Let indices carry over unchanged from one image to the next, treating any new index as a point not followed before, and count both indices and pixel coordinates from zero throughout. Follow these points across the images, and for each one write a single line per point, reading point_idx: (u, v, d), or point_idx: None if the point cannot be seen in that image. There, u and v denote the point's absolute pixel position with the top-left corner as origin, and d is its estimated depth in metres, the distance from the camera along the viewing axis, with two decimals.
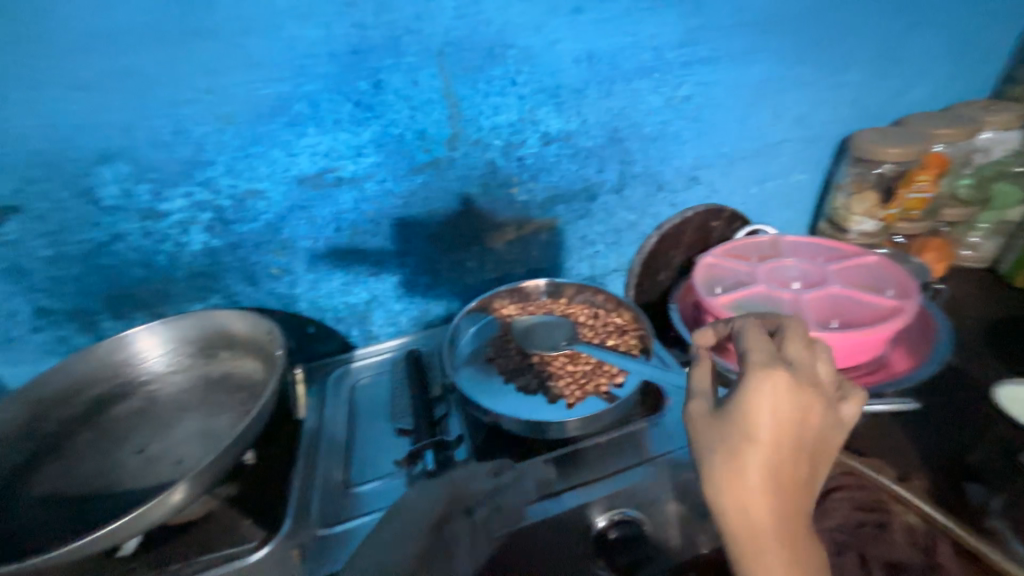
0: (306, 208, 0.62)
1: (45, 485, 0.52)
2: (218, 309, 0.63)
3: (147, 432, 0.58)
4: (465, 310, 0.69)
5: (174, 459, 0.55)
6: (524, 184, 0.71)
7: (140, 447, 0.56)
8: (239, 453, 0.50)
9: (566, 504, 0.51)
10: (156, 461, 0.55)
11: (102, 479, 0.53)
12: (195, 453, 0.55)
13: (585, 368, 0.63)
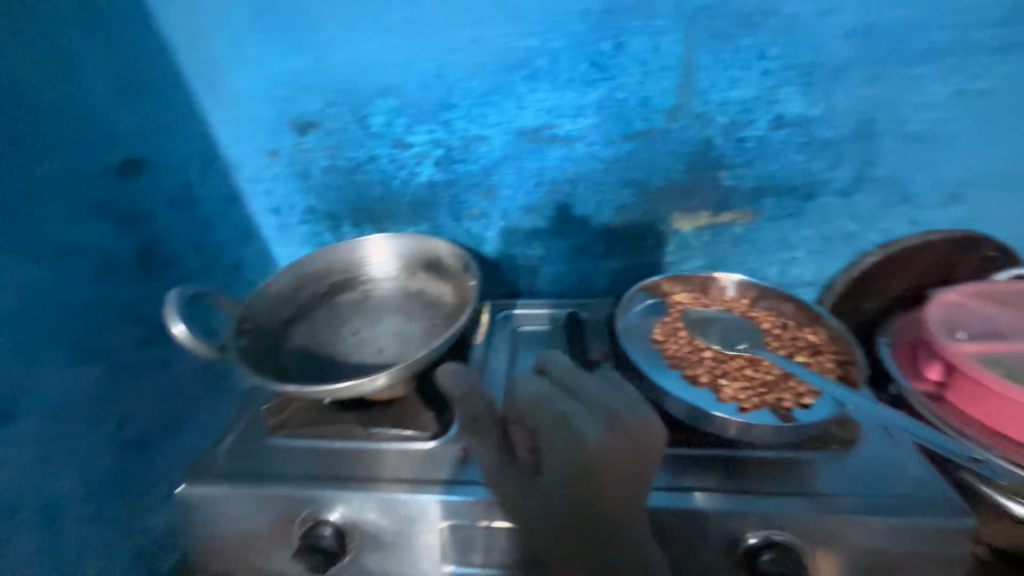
0: (518, 159, 0.67)
1: (295, 340, 0.65)
2: (435, 238, 0.73)
3: (356, 321, 0.69)
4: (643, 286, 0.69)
5: (375, 347, 0.65)
6: (735, 169, 0.66)
7: (351, 331, 0.68)
8: (431, 359, 0.59)
9: (708, 498, 0.47)
10: (362, 344, 0.66)
11: (330, 349, 0.65)
12: (390, 347, 0.65)
13: (766, 376, 0.55)
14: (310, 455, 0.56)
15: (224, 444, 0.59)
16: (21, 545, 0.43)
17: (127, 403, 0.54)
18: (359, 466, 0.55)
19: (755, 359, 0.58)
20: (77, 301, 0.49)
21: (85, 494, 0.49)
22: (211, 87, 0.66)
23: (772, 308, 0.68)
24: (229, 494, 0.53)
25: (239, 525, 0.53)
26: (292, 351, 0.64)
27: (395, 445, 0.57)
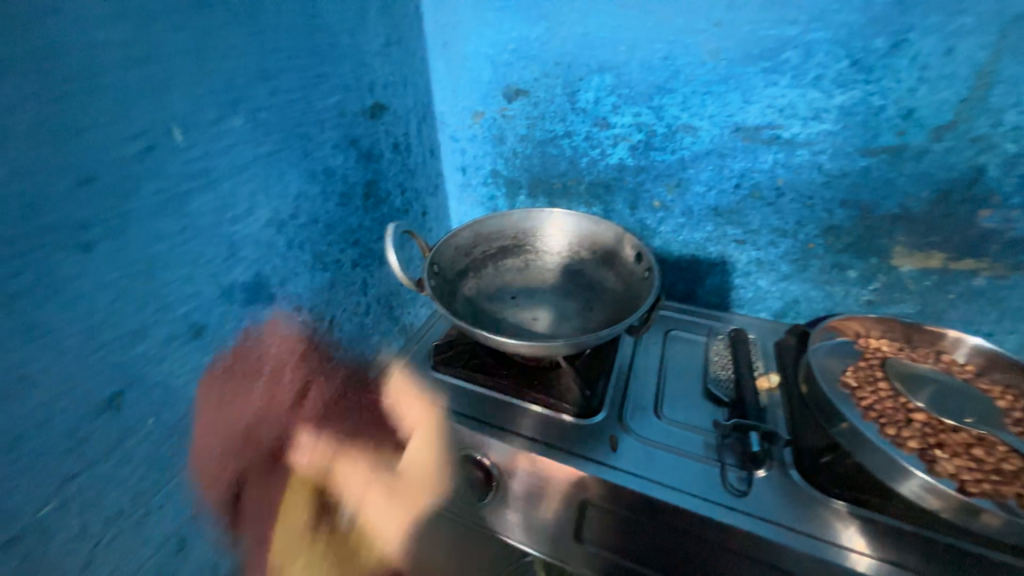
0: (723, 155, 0.64)
1: (468, 292, 0.70)
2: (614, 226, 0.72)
3: (519, 287, 0.72)
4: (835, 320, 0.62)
5: (532, 315, 0.68)
6: (1007, 209, 0.54)
7: (513, 295, 0.71)
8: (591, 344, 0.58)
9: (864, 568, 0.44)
10: (521, 310, 0.69)
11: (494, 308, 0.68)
12: (547, 319, 0.67)
13: (1001, 464, 0.46)
14: (463, 396, 0.61)
15: (394, 366, 0.66)
16: (257, 400, 0.54)
17: (335, 309, 0.63)
18: (510, 418, 0.57)
19: (986, 439, 0.48)
20: (326, 215, 0.58)
21: (297, 375, 0.59)
22: (443, 46, 0.71)
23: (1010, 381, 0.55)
24: (396, 410, 0.60)
25: (400, 437, 0.61)
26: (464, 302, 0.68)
27: (545, 412, 0.58)
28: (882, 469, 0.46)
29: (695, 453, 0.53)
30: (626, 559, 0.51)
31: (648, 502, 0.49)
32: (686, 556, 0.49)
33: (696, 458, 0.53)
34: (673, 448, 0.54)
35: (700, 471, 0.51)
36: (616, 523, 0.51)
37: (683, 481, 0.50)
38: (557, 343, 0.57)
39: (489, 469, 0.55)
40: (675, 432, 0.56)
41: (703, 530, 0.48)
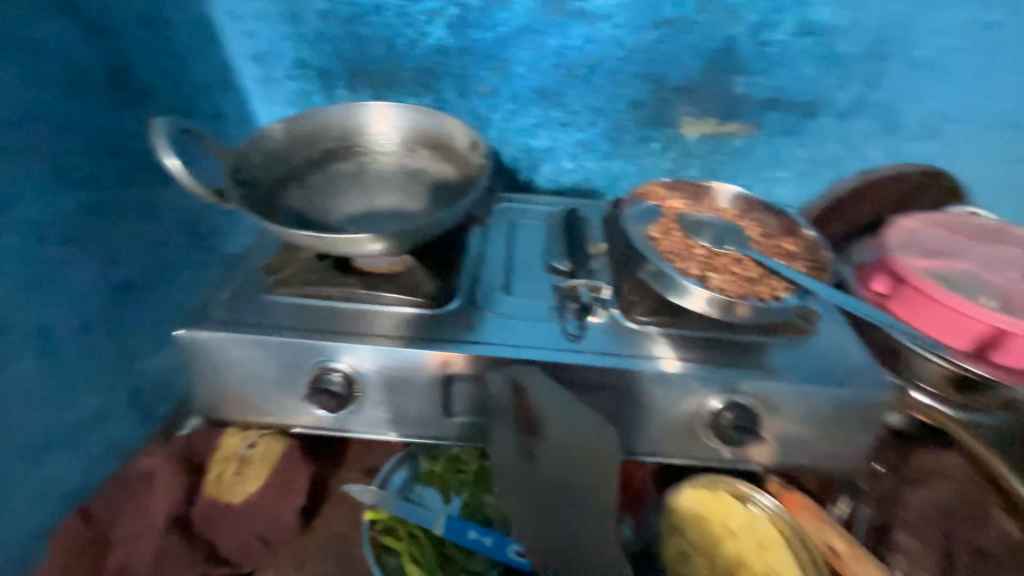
0: (538, 33, 0.65)
1: (294, 201, 0.61)
2: (445, 118, 0.69)
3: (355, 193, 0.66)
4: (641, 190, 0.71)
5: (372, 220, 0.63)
6: (750, 75, 0.67)
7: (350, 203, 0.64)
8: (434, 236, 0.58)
9: (667, 365, 0.55)
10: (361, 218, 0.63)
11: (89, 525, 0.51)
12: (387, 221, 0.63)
13: (749, 275, 0.61)
14: (307, 311, 0.56)
15: (217, 296, 0.57)
16: None
17: (109, 237, 0.52)
18: (364, 324, 0.56)
19: (740, 261, 0.63)
20: None
21: None
22: None
23: (755, 214, 0.72)
24: (226, 341, 0.52)
25: (240, 370, 0.54)
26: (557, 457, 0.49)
27: (404, 313, 0.58)
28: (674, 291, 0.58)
29: (539, 316, 0.60)
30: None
31: (506, 363, 0.54)
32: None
33: (541, 321, 0.59)
34: (522, 318, 0.59)
35: (545, 329, 0.58)
36: (477, 390, 0.56)
37: (533, 340, 0.56)
38: (400, 236, 0.54)
39: (351, 379, 0.54)
40: (522, 302, 0.62)
41: (555, 374, 0.55)
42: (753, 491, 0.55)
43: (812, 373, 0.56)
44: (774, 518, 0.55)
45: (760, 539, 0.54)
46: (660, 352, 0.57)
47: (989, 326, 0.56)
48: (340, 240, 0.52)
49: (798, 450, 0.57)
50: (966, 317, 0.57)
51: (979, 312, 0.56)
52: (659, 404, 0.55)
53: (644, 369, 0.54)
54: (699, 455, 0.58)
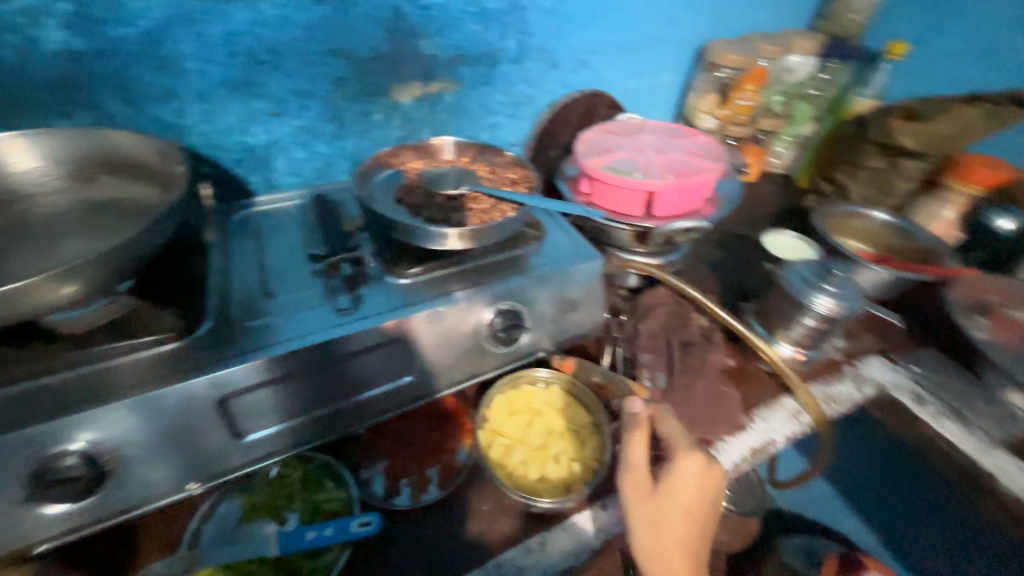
0: (191, 21, 0.60)
1: None
2: (112, 132, 0.59)
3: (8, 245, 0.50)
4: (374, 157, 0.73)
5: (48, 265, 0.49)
6: (430, 38, 0.75)
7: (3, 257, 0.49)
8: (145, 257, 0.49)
9: (439, 301, 0.61)
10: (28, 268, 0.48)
11: None
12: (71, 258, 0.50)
13: (483, 207, 0.71)
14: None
15: None
16: None
17: None
18: (93, 389, 0.47)
19: (474, 198, 0.73)
20: None
21: None
22: None
23: (477, 155, 0.81)
24: None
25: None
26: (697, 493, 0.56)
27: (141, 356, 0.50)
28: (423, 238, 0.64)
29: (309, 302, 0.59)
30: (308, 412, 0.56)
31: (286, 357, 0.52)
32: (347, 373, 0.57)
33: (312, 306, 0.59)
34: (290, 311, 0.58)
35: (318, 312, 0.58)
36: (269, 394, 0.54)
37: (308, 327, 0.56)
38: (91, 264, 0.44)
39: (98, 454, 0.46)
40: (288, 296, 0.60)
41: (339, 349, 0.55)
42: (538, 372, 0.70)
43: (549, 265, 0.70)
44: (560, 383, 0.69)
45: (556, 404, 0.68)
46: (431, 293, 0.62)
47: (644, 192, 0.77)
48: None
49: (564, 327, 0.72)
50: (631, 190, 0.78)
51: (636, 184, 0.76)
52: (445, 336, 0.62)
53: (421, 311, 0.59)
54: (495, 364, 0.67)
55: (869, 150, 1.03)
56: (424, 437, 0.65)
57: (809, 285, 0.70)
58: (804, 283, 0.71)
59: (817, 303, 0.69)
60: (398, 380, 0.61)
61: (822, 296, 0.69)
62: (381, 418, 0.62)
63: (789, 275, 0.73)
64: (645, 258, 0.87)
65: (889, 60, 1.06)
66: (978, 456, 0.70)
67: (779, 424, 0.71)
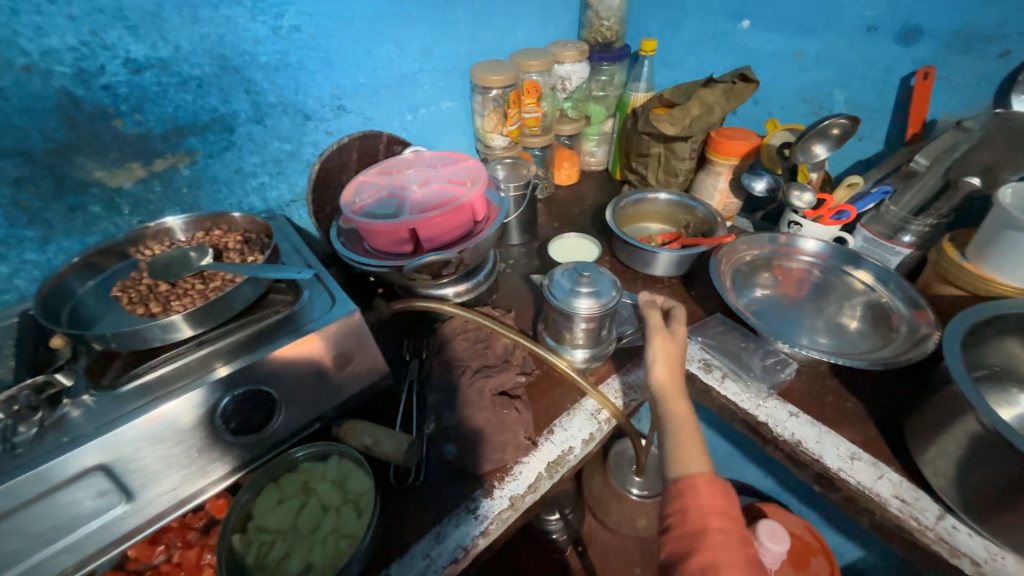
0: None
1: None
2: None
3: None
4: (70, 261, 0.63)
5: None
6: (128, 117, 0.69)
7: None
8: None
9: (158, 405, 0.55)
10: None
11: None
12: None
13: (215, 283, 0.67)
14: None
15: None
16: None
17: None
18: None
19: (208, 277, 0.68)
20: None
21: None
22: None
23: (227, 226, 0.76)
24: None
25: None
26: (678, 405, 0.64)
27: None
28: (117, 339, 0.57)
29: None
30: None
31: None
32: (38, 518, 0.50)
33: None
34: None
35: None
36: None
37: None
38: None
39: None
40: None
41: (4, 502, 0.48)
42: (312, 447, 0.64)
43: (300, 328, 0.66)
44: (337, 453, 0.64)
45: (331, 477, 0.63)
46: (155, 395, 0.57)
47: (401, 231, 0.76)
48: None
49: (336, 389, 0.69)
50: (388, 233, 0.76)
51: (389, 226, 0.75)
52: (167, 444, 0.56)
53: (132, 421, 0.54)
54: (250, 454, 0.63)
55: (646, 140, 1.10)
56: (180, 557, 0.59)
57: (568, 289, 0.72)
58: (564, 292, 0.71)
59: (579, 306, 0.70)
60: (115, 510, 0.55)
61: (580, 298, 0.70)
62: (116, 550, 0.56)
63: (552, 286, 0.74)
64: (450, 289, 0.88)
65: (647, 56, 1.13)
66: (754, 409, 0.74)
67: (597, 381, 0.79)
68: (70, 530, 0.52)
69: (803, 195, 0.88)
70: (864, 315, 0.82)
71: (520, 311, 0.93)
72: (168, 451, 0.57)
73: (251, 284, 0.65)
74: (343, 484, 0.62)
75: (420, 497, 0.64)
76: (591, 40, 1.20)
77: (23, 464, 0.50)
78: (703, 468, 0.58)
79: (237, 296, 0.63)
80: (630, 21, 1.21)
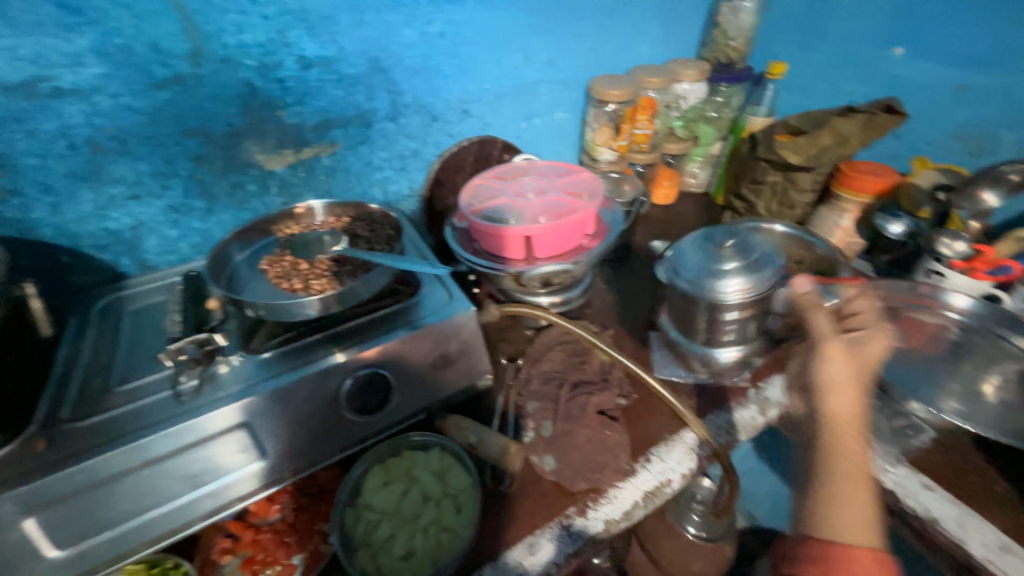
0: (21, 121, 0.60)
1: None
2: None
3: None
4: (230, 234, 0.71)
5: None
6: (291, 108, 0.76)
7: None
8: None
9: (295, 374, 0.61)
10: None
11: None
12: None
13: (348, 267, 0.72)
14: None
15: None
16: None
17: None
18: None
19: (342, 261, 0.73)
20: None
21: None
22: None
23: (357, 215, 0.81)
24: None
25: None
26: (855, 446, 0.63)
27: None
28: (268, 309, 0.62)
29: (157, 389, 0.59)
30: (149, 509, 0.54)
31: (123, 452, 0.52)
32: (190, 460, 0.55)
33: (159, 393, 0.58)
34: (134, 402, 0.57)
35: (159, 402, 0.57)
36: (98, 497, 0.51)
37: (144, 420, 0.55)
38: None
39: None
40: (134, 389, 0.59)
41: (169, 442, 0.54)
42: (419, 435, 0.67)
43: (419, 320, 0.69)
44: (439, 445, 0.67)
45: (433, 468, 0.65)
46: (292, 364, 0.62)
47: (518, 237, 0.78)
48: None
49: (444, 383, 0.70)
50: (505, 237, 0.78)
51: (508, 231, 0.77)
52: (296, 412, 0.61)
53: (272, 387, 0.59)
54: (365, 433, 0.65)
55: (764, 167, 1.04)
56: (293, 518, 0.63)
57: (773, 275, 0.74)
58: (700, 268, 0.76)
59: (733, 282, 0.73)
60: (250, 465, 0.58)
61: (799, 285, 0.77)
62: (244, 503, 0.59)
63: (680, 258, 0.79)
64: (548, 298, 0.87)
65: (773, 80, 1.08)
66: (878, 473, 0.67)
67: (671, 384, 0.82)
68: (213, 476, 0.56)
69: (953, 244, 0.80)
70: (1019, 387, 0.72)
71: (615, 329, 0.91)
72: (296, 419, 0.61)
73: (382, 273, 0.69)
74: (445, 475, 0.64)
75: (514, 501, 0.64)
76: (712, 60, 1.16)
77: (185, 411, 0.56)
78: (862, 520, 0.57)
79: (369, 282, 0.67)
80: (756, 43, 1.15)
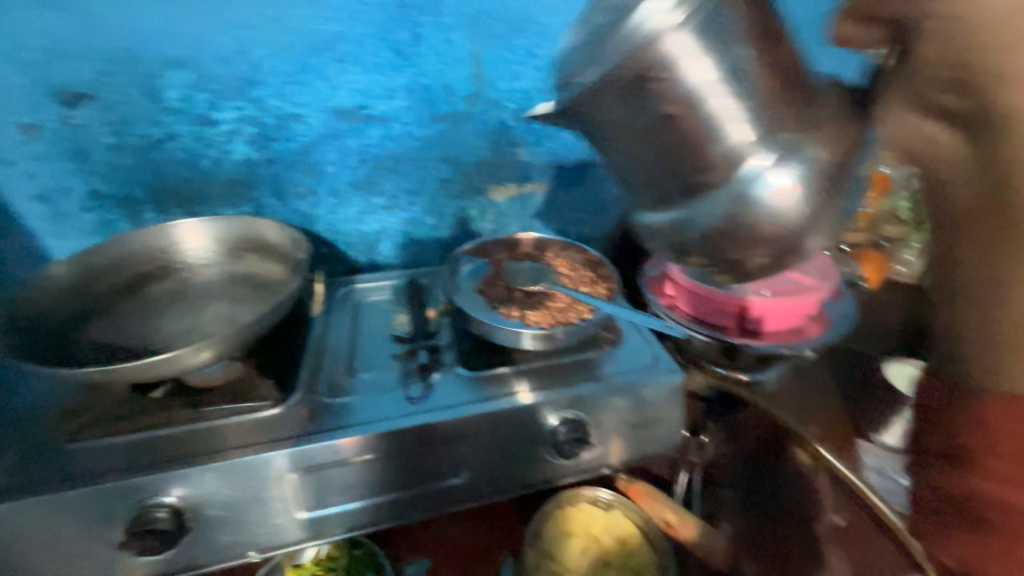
0: (338, 136, 0.73)
1: (118, 330, 0.60)
2: (258, 220, 0.71)
3: (171, 312, 0.64)
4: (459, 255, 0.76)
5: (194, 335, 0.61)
6: (529, 147, 0.82)
7: (161, 325, 0.62)
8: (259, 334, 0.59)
9: (513, 403, 0.61)
10: (180, 335, 0.61)
11: None
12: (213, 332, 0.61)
13: (561, 304, 0.73)
14: (125, 449, 0.53)
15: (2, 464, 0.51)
16: None
17: None
18: (203, 446, 0.54)
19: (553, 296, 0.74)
20: None
21: None
22: None
23: (563, 253, 0.83)
24: (25, 508, 0.48)
25: (44, 543, 0.49)
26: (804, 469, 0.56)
27: (224, 421, 0.56)
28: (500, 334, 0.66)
29: (386, 382, 0.64)
30: (368, 496, 0.58)
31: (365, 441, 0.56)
32: (409, 461, 0.58)
33: (389, 387, 0.63)
34: (369, 391, 0.62)
35: (391, 397, 0.61)
36: (337, 473, 0.56)
37: (378, 414, 0.59)
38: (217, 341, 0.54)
39: (182, 512, 0.51)
40: (368, 378, 0.64)
41: (399, 441, 0.57)
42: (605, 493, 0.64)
43: (628, 374, 0.66)
44: (624, 509, 0.65)
45: (617, 532, 0.63)
46: (506, 390, 0.63)
47: (737, 304, 0.73)
48: (151, 361, 0.51)
49: (635, 444, 0.66)
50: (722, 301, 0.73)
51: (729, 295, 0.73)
52: (504, 439, 0.61)
53: (491, 411, 0.60)
54: (553, 474, 0.64)
55: None
56: (472, 539, 0.64)
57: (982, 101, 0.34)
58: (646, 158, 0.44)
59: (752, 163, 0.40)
60: (450, 479, 0.60)
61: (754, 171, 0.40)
62: (429, 514, 0.61)
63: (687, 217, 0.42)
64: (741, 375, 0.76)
65: None
66: None
67: (880, 490, 0.60)
68: (421, 481, 0.59)
69: None
70: None
71: None
72: (502, 447, 0.61)
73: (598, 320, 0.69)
74: (630, 545, 0.63)
75: None
76: None
77: (414, 414, 0.59)
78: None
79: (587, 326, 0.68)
80: None
